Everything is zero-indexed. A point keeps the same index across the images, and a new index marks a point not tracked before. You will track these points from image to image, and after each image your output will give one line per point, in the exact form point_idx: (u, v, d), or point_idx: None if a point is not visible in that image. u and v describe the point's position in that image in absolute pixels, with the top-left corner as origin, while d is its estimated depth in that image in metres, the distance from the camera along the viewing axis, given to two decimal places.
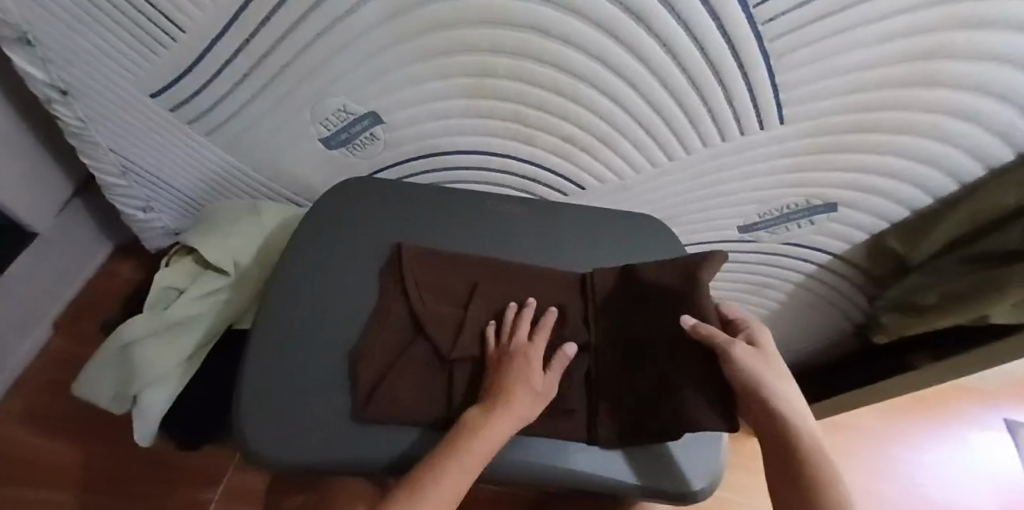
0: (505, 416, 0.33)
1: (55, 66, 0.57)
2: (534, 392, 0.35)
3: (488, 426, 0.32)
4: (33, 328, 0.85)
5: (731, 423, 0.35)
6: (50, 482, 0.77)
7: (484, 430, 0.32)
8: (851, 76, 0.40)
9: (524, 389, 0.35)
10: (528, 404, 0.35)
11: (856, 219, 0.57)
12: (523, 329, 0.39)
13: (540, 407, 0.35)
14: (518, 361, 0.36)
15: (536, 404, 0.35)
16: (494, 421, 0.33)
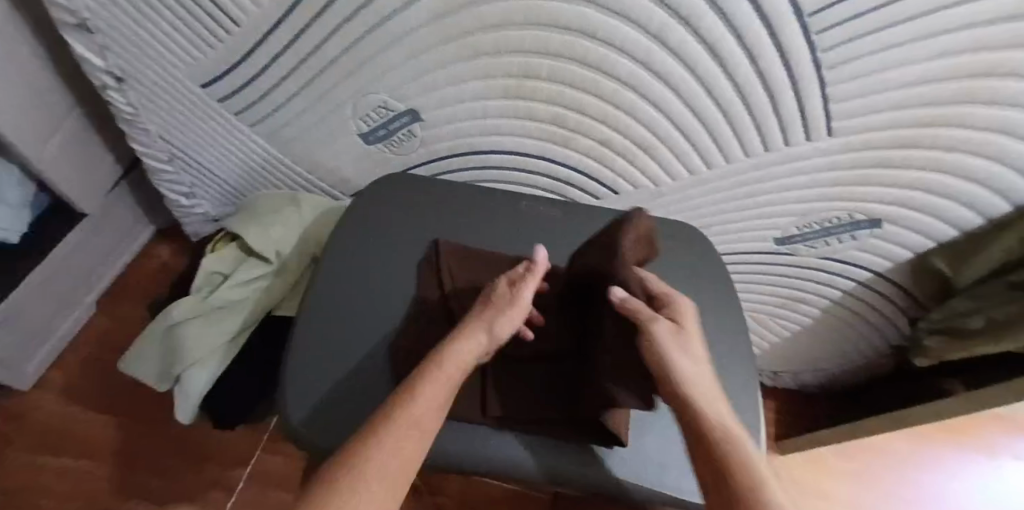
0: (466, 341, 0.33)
1: (112, 54, 0.59)
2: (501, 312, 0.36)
3: (448, 356, 0.32)
4: (78, 306, 0.89)
5: (648, 401, 0.35)
6: (87, 454, 0.81)
7: (445, 357, 0.32)
8: (906, 90, 0.38)
9: (486, 316, 0.35)
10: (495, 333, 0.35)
11: (901, 237, 0.56)
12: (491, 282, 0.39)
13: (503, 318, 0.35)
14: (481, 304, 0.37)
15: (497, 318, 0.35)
16: (452, 347, 0.33)
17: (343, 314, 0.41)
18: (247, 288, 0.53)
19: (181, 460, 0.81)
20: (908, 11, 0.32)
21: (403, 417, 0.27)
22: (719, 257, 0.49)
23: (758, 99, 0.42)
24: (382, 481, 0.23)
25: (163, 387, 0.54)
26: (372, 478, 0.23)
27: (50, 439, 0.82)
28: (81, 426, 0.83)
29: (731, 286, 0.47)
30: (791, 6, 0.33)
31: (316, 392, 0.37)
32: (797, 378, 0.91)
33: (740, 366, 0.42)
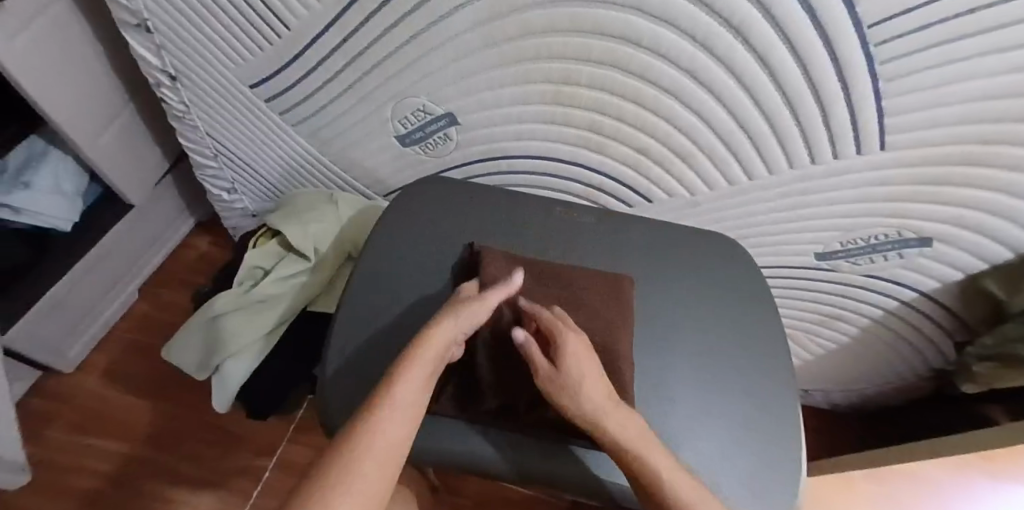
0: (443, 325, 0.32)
1: (168, 52, 0.62)
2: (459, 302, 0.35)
3: (426, 338, 0.31)
4: (123, 292, 0.93)
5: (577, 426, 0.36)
6: (123, 436, 0.84)
7: (425, 339, 0.31)
8: (967, 105, 0.37)
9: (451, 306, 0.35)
10: (465, 316, 0.34)
11: (951, 257, 0.53)
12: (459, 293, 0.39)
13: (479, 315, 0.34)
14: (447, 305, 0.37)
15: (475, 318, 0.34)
16: (427, 333, 0.32)
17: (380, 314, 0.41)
18: (286, 283, 0.55)
19: (211, 447, 0.84)
20: (977, 20, 0.30)
21: (384, 406, 0.27)
22: (760, 271, 0.47)
23: (808, 110, 0.41)
24: (364, 468, 0.23)
25: (201, 376, 0.56)
26: (359, 465, 0.23)
27: (90, 420, 0.85)
28: (119, 408, 0.87)
29: (771, 301, 0.46)
30: (850, 15, 0.32)
31: (356, 390, 0.38)
32: (828, 397, 0.88)
33: (778, 384, 0.41)
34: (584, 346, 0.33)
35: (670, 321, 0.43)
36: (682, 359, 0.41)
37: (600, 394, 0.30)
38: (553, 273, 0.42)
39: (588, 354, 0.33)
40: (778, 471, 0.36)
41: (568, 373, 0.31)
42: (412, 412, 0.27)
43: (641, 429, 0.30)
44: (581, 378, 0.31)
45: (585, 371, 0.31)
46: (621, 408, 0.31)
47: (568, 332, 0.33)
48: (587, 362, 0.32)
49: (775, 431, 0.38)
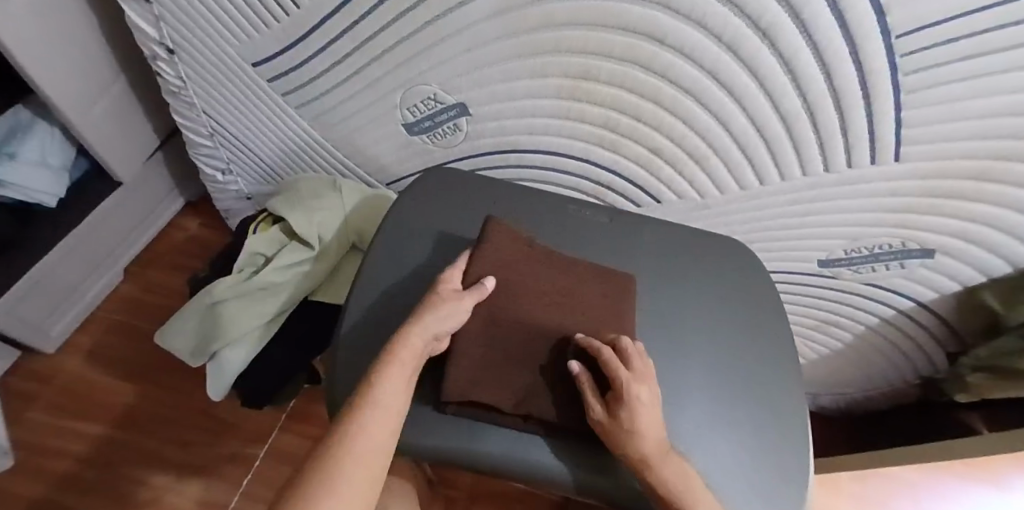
0: (416, 324, 0.33)
1: (167, 25, 0.60)
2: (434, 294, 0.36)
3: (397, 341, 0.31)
4: (109, 271, 0.90)
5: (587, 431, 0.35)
6: (106, 420, 0.82)
7: (398, 342, 0.31)
8: (986, 121, 0.37)
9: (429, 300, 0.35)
10: (442, 311, 0.34)
11: (951, 269, 0.54)
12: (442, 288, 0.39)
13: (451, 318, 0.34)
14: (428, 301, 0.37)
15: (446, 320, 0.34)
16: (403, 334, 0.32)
17: (389, 307, 0.40)
18: (289, 271, 0.53)
19: (199, 433, 0.82)
20: (1007, 38, 0.30)
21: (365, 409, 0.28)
22: (770, 278, 0.47)
23: (827, 117, 0.41)
24: (342, 470, 0.24)
25: (196, 363, 0.55)
26: (337, 468, 0.24)
27: (72, 401, 0.83)
28: (102, 390, 0.84)
29: (780, 308, 0.46)
30: (880, 26, 0.32)
31: None
32: (817, 400, 0.89)
33: (787, 392, 0.41)
34: (646, 394, 0.31)
35: (682, 324, 0.43)
36: (694, 362, 0.41)
37: (646, 444, 0.30)
38: (545, 259, 0.41)
39: (649, 402, 0.31)
40: (786, 478, 0.37)
41: (620, 423, 0.30)
42: (390, 413, 0.28)
43: (676, 472, 0.30)
44: (632, 430, 0.30)
45: (640, 424, 0.30)
46: (664, 454, 0.30)
47: (631, 381, 0.31)
48: (644, 413, 0.30)
49: (783, 438, 0.39)
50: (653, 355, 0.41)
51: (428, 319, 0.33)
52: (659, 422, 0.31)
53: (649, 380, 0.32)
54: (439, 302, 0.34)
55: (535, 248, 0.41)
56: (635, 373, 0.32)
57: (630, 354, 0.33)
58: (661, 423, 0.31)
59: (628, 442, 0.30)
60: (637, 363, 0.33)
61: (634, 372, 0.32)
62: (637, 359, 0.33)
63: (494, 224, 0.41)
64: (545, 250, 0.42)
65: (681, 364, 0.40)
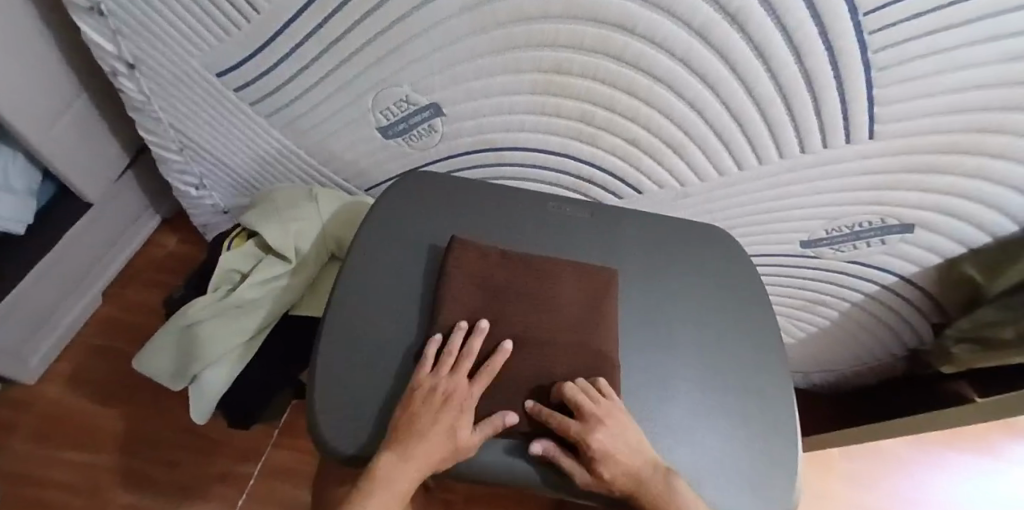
0: (411, 462, 0.31)
1: (125, 38, 0.58)
2: (448, 417, 0.33)
3: (388, 478, 0.31)
4: (85, 294, 0.88)
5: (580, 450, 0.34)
6: (94, 445, 0.80)
7: (399, 465, 0.31)
8: (957, 95, 0.37)
9: (441, 428, 0.32)
10: (443, 444, 0.32)
11: (931, 242, 0.55)
12: (448, 361, 0.35)
13: (452, 457, 0.32)
14: (423, 395, 0.33)
15: (447, 455, 0.32)
16: (409, 456, 0.31)
17: (367, 317, 0.39)
18: (265, 286, 0.52)
19: (189, 452, 0.81)
20: (973, 10, 0.30)
21: None
22: (753, 263, 0.47)
23: (801, 99, 0.40)
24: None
25: (177, 385, 0.53)
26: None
27: (55, 430, 0.81)
28: (87, 416, 0.82)
29: (765, 294, 0.45)
30: (847, 5, 0.31)
31: (346, 398, 0.36)
32: (807, 378, 0.90)
33: (774, 377, 0.41)
34: (613, 434, 0.32)
35: (669, 315, 0.42)
36: (682, 353, 0.40)
37: (642, 476, 0.32)
38: (517, 262, 0.41)
39: (620, 441, 0.32)
40: (775, 466, 0.37)
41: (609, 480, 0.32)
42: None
43: (681, 487, 0.31)
44: (625, 474, 0.32)
45: (628, 465, 0.32)
46: (663, 470, 0.32)
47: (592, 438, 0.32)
48: (622, 453, 0.32)
49: (771, 425, 0.38)
50: (641, 350, 0.40)
51: (428, 456, 0.31)
52: (642, 441, 0.33)
53: (610, 415, 0.33)
54: (446, 453, 0.32)
55: (507, 253, 0.41)
56: (590, 421, 0.32)
57: (577, 401, 0.33)
58: (642, 440, 0.33)
59: (621, 487, 0.32)
60: (588, 405, 0.33)
61: (587, 423, 0.32)
62: (587, 401, 0.33)
63: (461, 240, 0.41)
64: (515, 253, 0.42)
65: (670, 357, 0.40)
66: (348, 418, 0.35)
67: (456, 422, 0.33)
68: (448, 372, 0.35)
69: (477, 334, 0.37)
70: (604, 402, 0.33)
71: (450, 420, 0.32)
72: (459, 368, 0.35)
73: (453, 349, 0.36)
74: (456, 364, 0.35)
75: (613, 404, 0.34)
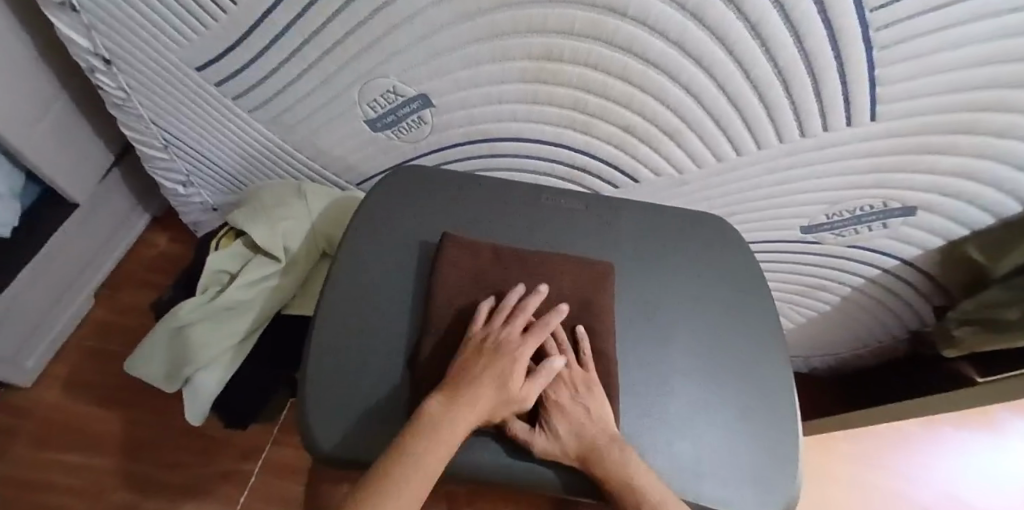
0: (465, 405, 0.30)
1: (99, 34, 0.56)
2: (504, 361, 0.32)
3: (441, 417, 0.29)
4: (77, 297, 0.87)
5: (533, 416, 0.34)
6: (94, 448, 0.80)
7: (462, 404, 0.30)
8: (963, 72, 0.35)
9: (495, 375, 0.32)
10: (499, 388, 0.31)
11: (934, 224, 0.54)
12: (502, 315, 0.35)
13: (508, 406, 0.31)
14: (477, 346, 0.34)
15: (504, 401, 0.31)
16: (470, 397, 0.30)
17: (359, 318, 0.38)
18: (255, 286, 0.51)
19: (190, 453, 0.81)
20: None
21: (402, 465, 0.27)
22: (752, 252, 0.46)
23: (799, 82, 0.39)
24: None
25: (171, 389, 0.53)
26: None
27: (55, 435, 0.81)
28: (86, 421, 0.82)
29: (764, 283, 0.45)
30: None
31: (337, 401, 0.35)
32: (808, 362, 0.90)
33: (774, 368, 0.40)
34: (570, 390, 0.34)
35: (667, 308, 0.42)
36: (681, 346, 0.40)
37: (587, 436, 0.31)
38: (510, 258, 0.40)
39: (576, 395, 0.33)
40: (779, 458, 0.36)
41: (554, 433, 0.32)
42: (419, 492, 0.26)
43: (624, 455, 0.30)
44: (570, 430, 0.32)
45: (577, 420, 0.32)
46: (612, 441, 0.31)
47: (550, 385, 0.34)
48: (574, 408, 0.33)
49: (772, 415, 0.38)
50: (640, 343, 0.39)
51: (484, 397, 0.31)
52: (602, 409, 0.33)
53: (575, 374, 0.34)
54: (503, 399, 0.31)
55: (499, 249, 0.40)
56: (554, 374, 0.35)
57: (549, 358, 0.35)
58: (606, 408, 0.33)
59: (565, 445, 0.32)
60: (558, 361, 0.35)
61: (550, 378, 0.34)
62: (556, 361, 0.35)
63: (453, 236, 0.40)
64: (509, 247, 0.41)
65: (669, 350, 0.39)
66: (341, 422, 0.34)
67: (511, 369, 0.32)
68: (502, 324, 0.35)
69: (535, 295, 0.37)
70: (574, 362, 0.35)
71: (503, 367, 0.32)
72: (514, 320, 0.35)
73: (508, 305, 0.36)
74: (510, 319, 0.35)
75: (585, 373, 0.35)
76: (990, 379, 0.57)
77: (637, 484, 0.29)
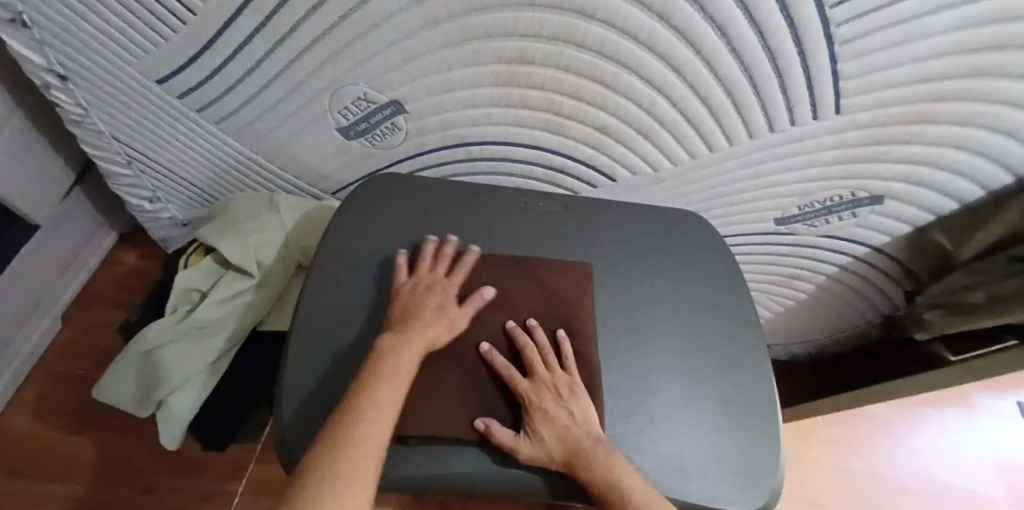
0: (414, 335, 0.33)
1: (52, 48, 0.54)
2: (436, 296, 0.36)
3: (395, 350, 0.32)
4: (43, 321, 0.83)
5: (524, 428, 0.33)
6: (67, 477, 0.77)
7: (415, 331, 0.33)
8: (921, 65, 0.37)
9: (433, 307, 0.35)
10: (439, 317, 0.35)
11: (902, 212, 0.55)
12: (426, 263, 0.39)
13: (451, 330, 0.35)
14: (410, 288, 0.37)
15: (446, 327, 0.35)
16: (419, 324, 0.34)
17: (335, 331, 0.37)
18: (229, 303, 0.50)
19: (170, 476, 0.79)
20: None
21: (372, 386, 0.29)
22: (728, 248, 0.47)
23: (766, 78, 0.40)
24: (356, 464, 0.25)
25: (143, 413, 0.51)
26: (352, 461, 0.25)
27: (23, 465, 0.77)
28: (57, 449, 0.79)
29: (741, 277, 0.45)
30: None
31: (315, 417, 0.33)
32: (788, 350, 0.92)
33: (754, 360, 0.41)
34: (553, 394, 0.33)
35: (648, 305, 0.42)
36: (662, 343, 0.40)
37: (573, 440, 0.31)
38: (486, 267, 0.40)
39: (558, 398, 0.33)
40: (761, 450, 0.37)
41: (540, 439, 0.31)
42: (392, 409, 0.29)
43: (614, 459, 0.30)
44: (556, 435, 0.31)
45: (562, 425, 0.32)
46: (598, 444, 0.31)
47: (532, 390, 0.33)
48: (558, 412, 0.32)
49: (753, 407, 0.39)
50: (622, 341, 0.40)
51: (426, 321, 0.34)
52: (585, 414, 0.33)
53: (558, 378, 0.34)
54: (444, 326, 0.35)
55: (475, 259, 0.40)
56: (536, 379, 0.33)
57: (532, 364, 0.34)
58: (590, 413, 0.33)
59: (550, 450, 0.31)
60: (539, 365, 0.34)
61: (534, 384, 0.33)
62: (541, 367, 0.34)
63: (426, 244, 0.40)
64: (480, 253, 0.41)
65: (651, 348, 0.40)
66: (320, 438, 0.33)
67: (444, 301, 0.36)
68: (428, 269, 0.39)
69: (448, 244, 0.40)
70: (555, 366, 0.35)
71: (438, 300, 0.36)
72: (438, 266, 0.39)
73: (427, 253, 0.39)
74: (433, 264, 0.39)
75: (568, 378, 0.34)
76: (958, 360, 0.59)
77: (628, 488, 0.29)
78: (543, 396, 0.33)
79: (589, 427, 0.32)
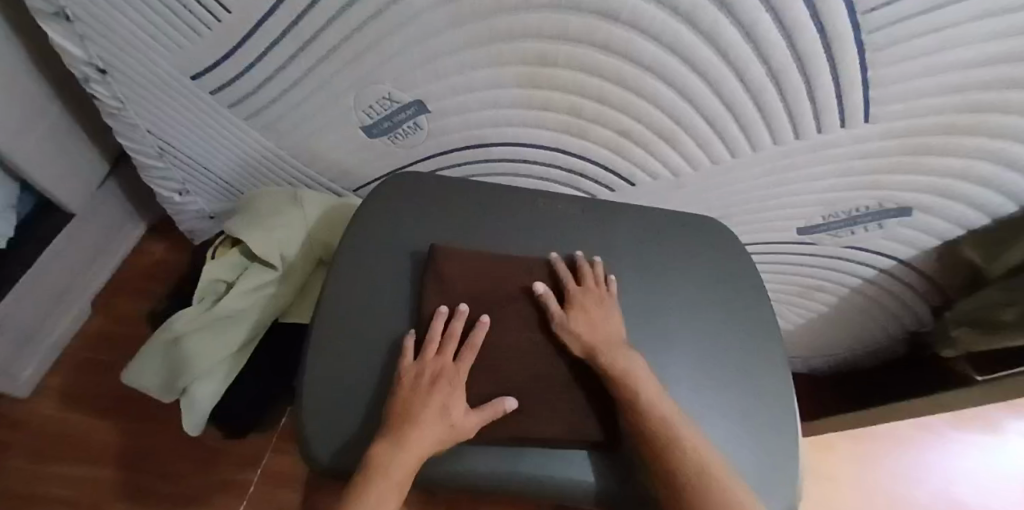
0: (408, 447, 0.31)
1: (92, 43, 0.56)
2: (438, 396, 0.33)
3: (384, 468, 0.30)
4: (72, 307, 0.86)
5: (557, 427, 0.34)
6: (91, 459, 0.80)
7: (411, 437, 0.32)
8: (950, 74, 0.36)
9: (433, 411, 0.33)
10: (438, 421, 0.32)
11: (931, 225, 0.54)
12: (433, 345, 0.36)
13: (455, 438, 0.32)
14: (411, 379, 0.34)
15: (446, 434, 0.32)
16: (416, 429, 0.32)
17: (355, 327, 0.38)
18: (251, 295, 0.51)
19: (188, 463, 0.81)
20: None
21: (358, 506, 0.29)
22: (750, 255, 0.46)
23: (792, 83, 0.39)
24: None
25: (167, 398, 0.53)
26: None
27: (50, 445, 0.80)
28: (81, 432, 0.81)
29: (761, 284, 0.45)
30: None
31: (337, 415, 0.35)
32: (807, 363, 0.90)
33: (772, 369, 0.40)
34: (595, 300, 0.38)
35: (666, 310, 0.42)
36: (679, 348, 0.40)
37: (603, 338, 0.36)
38: (502, 267, 0.39)
39: (600, 304, 0.38)
40: (774, 463, 0.36)
41: (573, 322, 0.36)
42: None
43: (627, 357, 0.35)
44: (588, 324, 0.36)
45: (596, 320, 0.37)
46: (620, 345, 0.36)
47: (579, 292, 0.38)
48: (595, 312, 0.37)
49: (771, 418, 0.38)
50: (636, 343, 0.40)
51: (425, 427, 0.32)
52: (616, 321, 0.38)
53: (603, 295, 0.39)
54: (443, 434, 0.32)
55: (490, 257, 0.40)
56: (584, 286, 0.39)
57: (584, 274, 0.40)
58: (618, 323, 0.38)
59: (580, 334, 0.36)
60: (589, 279, 0.40)
61: (584, 287, 0.39)
62: (591, 277, 0.40)
63: (442, 249, 0.40)
64: (494, 255, 0.40)
65: (669, 353, 0.39)
66: (341, 433, 0.35)
67: (448, 404, 0.33)
68: (434, 355, 0.35)
69: (458, 317, 0.37)
70: (604, 286, 0.40)
71: (441, 401, 0.33)
72: (445, 350, 0.35)
73: (435, 332, 0.36)
74: (443, 345, 0.36)
75: (611, 296, 0.39)
76: (978, 380, 0.57)
77: (636, 382, 0.34)
78: (591, 298, 0.38)
79: (620, 333, 0.37)
